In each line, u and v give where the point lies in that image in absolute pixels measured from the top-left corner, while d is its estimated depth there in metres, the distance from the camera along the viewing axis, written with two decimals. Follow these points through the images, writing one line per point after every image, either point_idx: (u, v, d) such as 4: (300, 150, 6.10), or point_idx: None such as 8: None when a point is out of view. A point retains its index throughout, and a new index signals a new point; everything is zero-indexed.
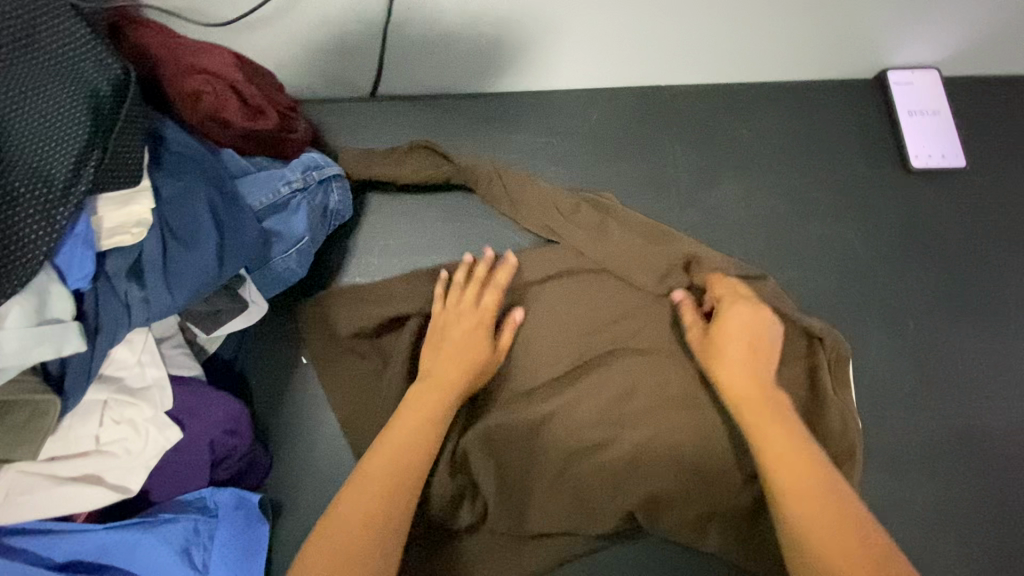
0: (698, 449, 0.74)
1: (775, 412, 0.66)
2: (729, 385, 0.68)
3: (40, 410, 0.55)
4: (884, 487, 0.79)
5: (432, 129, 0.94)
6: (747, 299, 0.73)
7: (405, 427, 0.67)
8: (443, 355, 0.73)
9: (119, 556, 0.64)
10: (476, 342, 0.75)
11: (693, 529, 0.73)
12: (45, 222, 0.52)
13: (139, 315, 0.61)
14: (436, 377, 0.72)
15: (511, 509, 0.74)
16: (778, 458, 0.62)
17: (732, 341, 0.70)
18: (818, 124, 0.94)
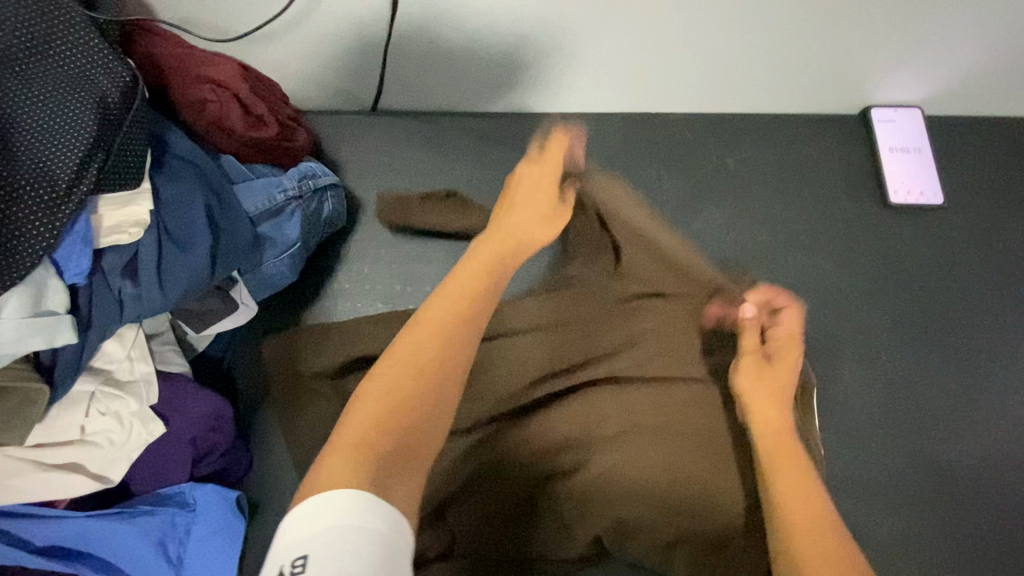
0: (670, 475, 0.74)
1: (800, 452, 0.69)
2: (763, 416, 0.72)
3: (28, 398, 0.57)
4: (850, 515, 0.80)
5: (428, 144, 0.98)
6: (792, 349, 0.77)
7: (458, 289, 0.63)
8: (517, 211, 0.74)
9: (97, 544, 0.66)
10: (536, 198, 0.77)
11: (661, 552, 0.74)
12: (47, 219, 0.55)
13: (130, 311, 0.64)
14: (499, 233, 0.72)
15: (483, 533, 0.76)
16: (792, 494, 0.65)
17: (774, 381, 0.74)
18: (802, 156, 0.97)
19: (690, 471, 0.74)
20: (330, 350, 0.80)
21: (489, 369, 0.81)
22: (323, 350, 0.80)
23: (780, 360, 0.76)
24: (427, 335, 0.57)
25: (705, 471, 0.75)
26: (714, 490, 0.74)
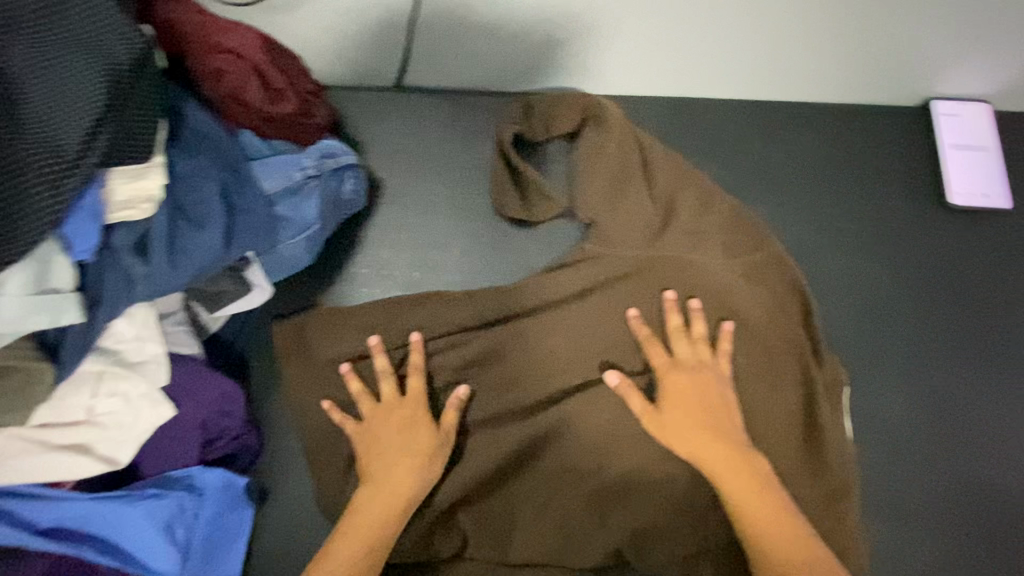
0: (690, 483, 0.71)
1: (752, 472, 0.67)
2: (702, 454, 0.68)
3: (32, 375, 0.54)
4: (886, 537, 0.76)
5: (453, 125, 0.93)
6: (686, 367, 0.73)
7: (358, 529, 0.67)
8: (382, 454, 0.71)
9: (103, 526, 0.64)
10: (414, 448, 0.71)
11: (682, 565, 0.71)
12: (53, 188, 0.51)
13: (141, 290, 0.61)
14: (377, 482, 0.70)
15: (494, 536, 0.73)
16: (743, 502, 0.66)
17: (682, 411, 0.70)
18: (853, 149, 0.90)
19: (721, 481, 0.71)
20: (349, 337, 0.76)
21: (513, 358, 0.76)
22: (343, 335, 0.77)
23: (673, 389, 0.71)
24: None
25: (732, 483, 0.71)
26: None
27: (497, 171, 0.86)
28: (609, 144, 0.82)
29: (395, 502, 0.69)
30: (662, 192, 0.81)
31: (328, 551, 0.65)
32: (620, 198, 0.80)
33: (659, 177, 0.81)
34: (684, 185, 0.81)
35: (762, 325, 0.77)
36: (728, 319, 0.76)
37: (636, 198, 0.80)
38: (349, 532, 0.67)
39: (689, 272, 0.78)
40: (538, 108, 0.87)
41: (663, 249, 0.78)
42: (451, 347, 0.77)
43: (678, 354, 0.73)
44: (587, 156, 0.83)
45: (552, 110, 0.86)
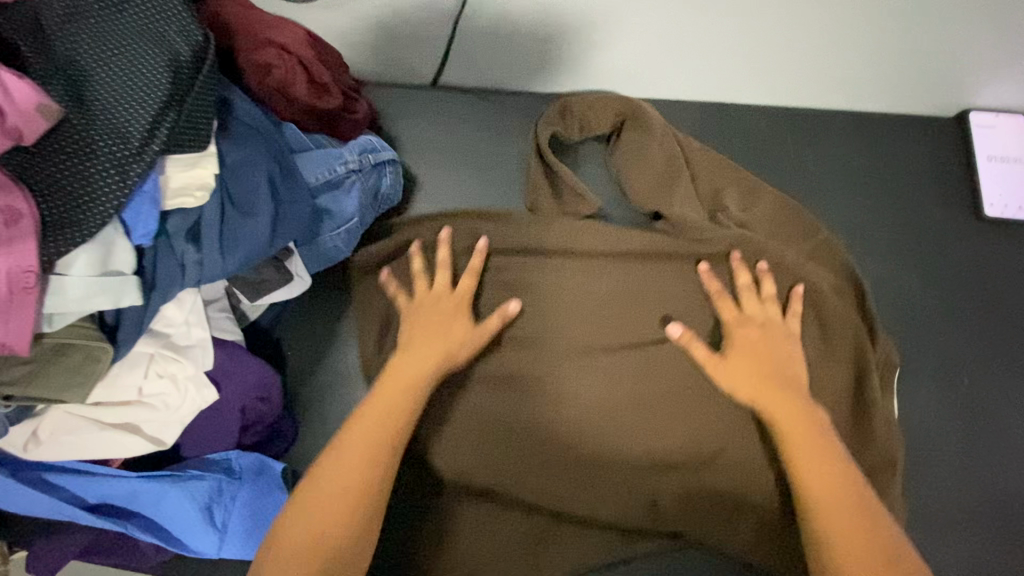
0: (743, 455, 0.74)
1: (812, 424, 0.67)
2: (761, 401, 0.69)
3: (92, 356, 0.55)
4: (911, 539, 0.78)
5: (487, 123, 0.94)
6: (756, 322, 0.74)
7: (370, 434, 0.64)
8: (420, 329, 0.74)
9: (147, 505, 0.65)
10: (450, 339, 0.74)
11: (723, 527, 0.76)
12: (119, 174, 0.53)
13: (192, 276, 0.63)
14: (414, 353, 0.72)
15: (546, 492, 0.77)
16: (798, 450, 0.65)
17: (745, 361, 0.71)
18: (887, 159, 0.90)
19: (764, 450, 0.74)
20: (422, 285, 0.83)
21: (577, 313, 0.78)
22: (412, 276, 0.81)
23: (739, 341, 0.73)
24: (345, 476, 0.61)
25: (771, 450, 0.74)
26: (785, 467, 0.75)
27: (532, 169, 0.85)
28: (650, 146, 0.84)
29: (418, 387, 0.69)
30: (707, 188, 0.85)
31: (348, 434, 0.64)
32: (670, 188, 0.83)
33: (703, 176, 0.85)
34: (727, 180, 0.85)
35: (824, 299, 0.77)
36: (800, 284, 0.77)
37: (685, 192, 0.83)
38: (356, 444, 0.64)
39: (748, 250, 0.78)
40: (575, 110, 0.86)
41: (714, 240, 0.78)
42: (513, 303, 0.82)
43: (749, 309, 0.75)
44: (628, 161, 0.85)
45: (588, 111, 0.87)
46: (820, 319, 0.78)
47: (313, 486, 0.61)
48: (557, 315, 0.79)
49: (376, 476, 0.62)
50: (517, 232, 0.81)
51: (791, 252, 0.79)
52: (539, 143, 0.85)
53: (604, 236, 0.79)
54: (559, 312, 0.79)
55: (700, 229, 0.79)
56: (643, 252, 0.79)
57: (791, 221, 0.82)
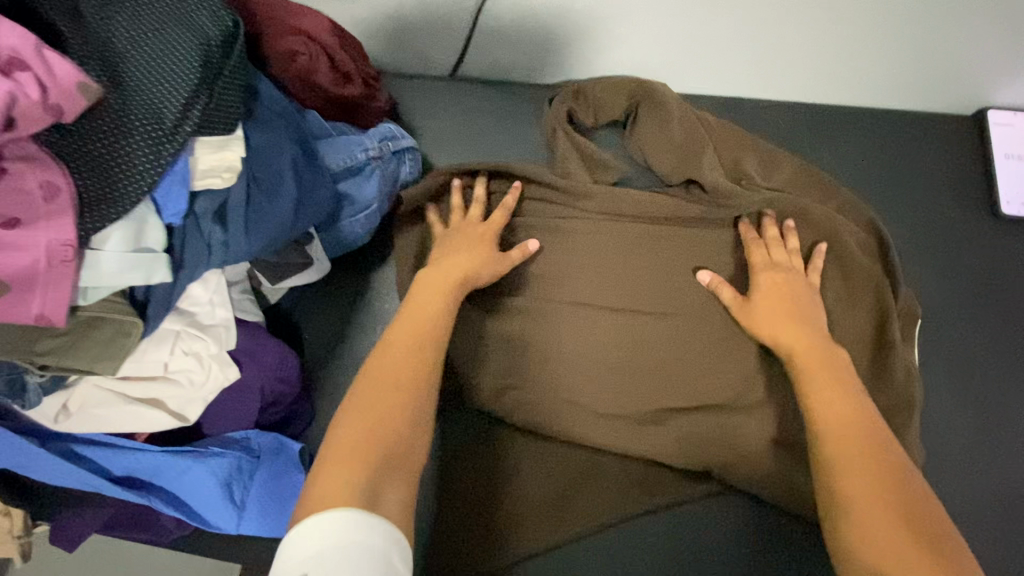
0: (768, 393, 0.74)
1: (835, 362, 0.66)
2: (785, 337, 0.69)
3: (124, 330, 0.56)
4: None
5: (503, 114, 0.95)
6: (784, 269, 0.75)
7: (412, 335, 0.63)
8: (453, 247, 0.76)
9: (170, 479, 0.66)
10: (480, 258, 0.75)
11: (756, 470, 0.73)
12: (154, 153, 0.55)
13: (217, 256, 0.64)
14: (445, 266, 0.72)
15: (572, 423, 0.76)
16: (821, 392, 0.63)
17: (773, 304, 0.72)
18: (906, 154, 0.89)
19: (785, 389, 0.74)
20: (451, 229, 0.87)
21: (602, 254, 0.82)
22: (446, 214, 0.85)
23: (765, 284, 0.74)
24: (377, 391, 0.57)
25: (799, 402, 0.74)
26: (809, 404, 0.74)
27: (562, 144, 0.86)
28: (672, 121, 0.85)
29: (451, 290, 0.69)
30: (728, 159, 0.85)
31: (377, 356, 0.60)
32: (694, 163, 0.83)
33: (722, 148, 0.86)
34: (744, 151, 0.86)
35: (840, 246, 0.79)
36: (823, 242, 0.79)
37: (711, 162, 0.83)
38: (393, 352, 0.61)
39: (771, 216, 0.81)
40: (590, 93, 0.88)
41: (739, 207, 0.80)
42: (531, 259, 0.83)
43: (776, 256, 0.76)
44: (650, 136, 0.86)
45: (602, 95, 0.88)
46: (845, 287, 0.78)
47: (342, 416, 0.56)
48: (581, 264, 0.81)
49: (410, 395, 0.58)
50: (553, 198, 0.85)
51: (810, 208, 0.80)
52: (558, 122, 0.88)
53: (633, 198, 0.83)
54: (588, 261, 0.81)
55: (721, 199, 0.81)
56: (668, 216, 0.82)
57: (814, 190, 0.84)
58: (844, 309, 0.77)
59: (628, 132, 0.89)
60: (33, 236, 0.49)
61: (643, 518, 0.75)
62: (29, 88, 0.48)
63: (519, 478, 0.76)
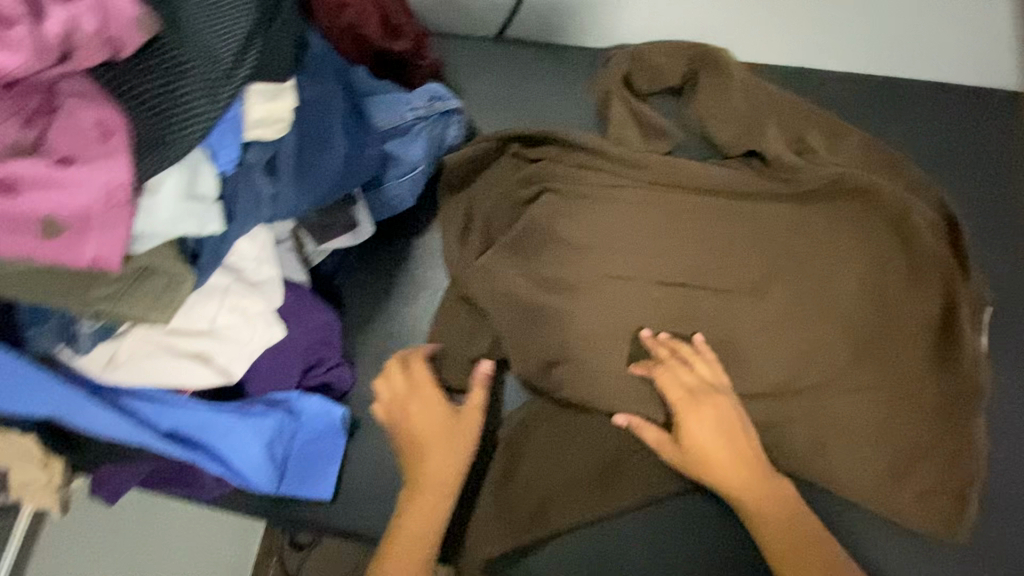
0: (828, 375, 0.72)
1: (781, 498, 0.66)
2: (728, 485, 0.67)
3: (175, 282, 0.54)
4: (1007, 535, 0.69)
5: (554, 73, 0.90)
6: (700, 396, 0.69)
7: (412, 541, 0.66)
8: (426, 445, 0.70)
9: (214, 437, 0.65)
10: (447, 437, 0.71)
11: (811, 452, 0.70)
12: (210, 98, 0.52)
13: (267, 210, 0.62)
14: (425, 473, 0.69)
15: (617, 400, 0.75)
16: (775, 534, 0.64)
17: (705, 452, 0.67)
18: (984, 127, 0.84)
19: (838, 373, 0.72)
20: (503, 195, 0.84)
21: (655, 230, 0.78)
22: (498, 188, 0.84)
23: (695, 426, 0.68)
24: (422, 516, 0.68)
25: (860, 385, 0.71)
26: (868, 389, 0.71)
27: (616, 108, 0.83)
28: (734, 86, 0.82)
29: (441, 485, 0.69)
30: (792, 132, 0.81)
31: (409, 504, 0.68)
32: (759, 132, 0.80)
33: (786, 119, 0.82)
34: (811, 124, 0.82)
35: (908, 225, 0.74)
36: (701, 333, 0.74)
37: (774, 133, 0.80)
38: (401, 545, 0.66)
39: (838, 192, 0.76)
40: (647, 56, 0.84)
41: (806, 181, 0.76)
42: (582, 225, 0.79)
43: (688, 381, 0.70)
44: (712, 103, 0.82)
45: (659, 58, 0.84)
46: (910, 274, 0.75)
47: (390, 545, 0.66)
48: (633, 237, 0.78)
49: (433, 535, 0.67)
50: (604, 169, 0.81)
51: (884, 187, 0.75)
52: (617, 84, 0.83)
53: (694, 171, 0.79)
54: (638, 237, 0.78)
55: (784, 172, 0.78)
56: (725, 190, 0.79)
57: (880, 168, 0.79)
58: (908, 296, 0.74)
59: (687, 99, 0.86)
60: (88, 176, 0.46)
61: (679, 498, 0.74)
62: (87, 19, 0.46)
63: (561, 451, 0.74)
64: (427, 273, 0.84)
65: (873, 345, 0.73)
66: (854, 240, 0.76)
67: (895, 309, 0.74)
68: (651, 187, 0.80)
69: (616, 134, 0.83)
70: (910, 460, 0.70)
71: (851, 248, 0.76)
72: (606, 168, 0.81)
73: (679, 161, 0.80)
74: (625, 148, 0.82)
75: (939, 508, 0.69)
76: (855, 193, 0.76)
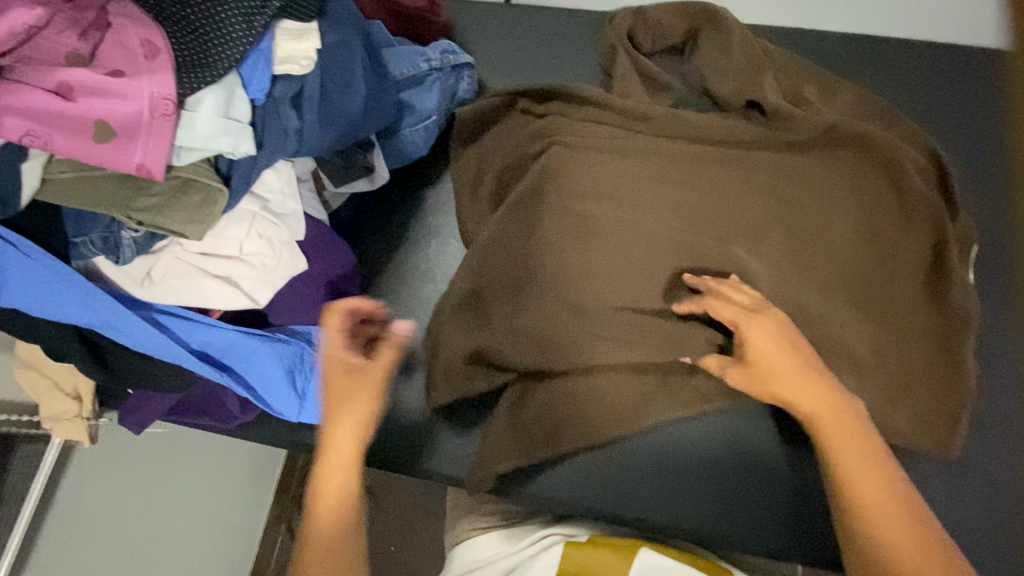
0: (826, 308, 0.75)
1: (844, 410, 0.66)
2: (795, 398, 0.66)
3: (210, 198, 0.58)
4: (990, 456, 0.73)
5: (561, 34, 0.95)
6: (757, 315, 0.69)
7: (328, 500, 0.66)
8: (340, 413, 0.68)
9: (239, 359, 0.69)
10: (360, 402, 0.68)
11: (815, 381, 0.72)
12: (247, 24, 0.56)
13: (293, 144, 0.65)
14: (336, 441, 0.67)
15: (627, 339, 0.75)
16: (849, 457, 0.63)
17: (773, 369, 0.67)
18: (976, 84, 0.87)
19: (834, 306, 0.75)
20: (512, 144, 0.86)
21: (659, 173, 0.81)
22: (508, 139, 0.87)
23: (759, 343, 0.68)
24: (336, 481, 0.67)
25: (854, 317, 0.75)
26: (857, 320, 0.75)
27: (621, 62, 0.87)
28: (735, 41, 0.86)
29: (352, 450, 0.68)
30: (788, 86, 0.85)
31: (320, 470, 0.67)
32: (757, 83, 0.84)
33: (782, 75, 0.86)
34: (806, 79, 0.86)
35: (902, 165, 0.78)
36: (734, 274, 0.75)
37: (771, 85, 0.84)
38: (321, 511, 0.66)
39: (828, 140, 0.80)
40: (651, 16, 0.89)
41: (800, 129, 0.80)
42: (588, 166, 0.82)
43: (740, 301, 0.70)
44: (714, 58, 0.86)
45: (663, 17, 0.89)
46: (904, 218, 0.78)
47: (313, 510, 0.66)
48: (637, 179, 0.81)
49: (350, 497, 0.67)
50: (608, 120, 0.85)
51: (874, 131, 0.79)
52: (621, 41, 0.88)
53: (699, 124, 0.83)
54: (642, 179, 0.81)
55: (779, 121, 0.81)
56: (726, 139, 0.82)
57: (870, 119, 0.83)
58: (901, 237, 0.77)
59: (688, 56, 0.90)
60: (138, 87, 0.51)
61: (673, 426, 0.77)
62: None
63: (571, 389, 0.75)
64: (439, 221, 0.88)
65: (868, 283, 0.76)
66: (851, 184, 0.79)
67: (890, 249, 0.77)
68: (654, 135, 0.84)
69: (622, 85, 0.86)
70: (902, 386, 0.74)
71: (846, 189, 0.79)
72: (610, 116, 0.84)
73: (685, 113, 0.83)
74: (630, 98, 0.86)
75: (931, 429, 0.72)
76: (850, 140, 0.79)
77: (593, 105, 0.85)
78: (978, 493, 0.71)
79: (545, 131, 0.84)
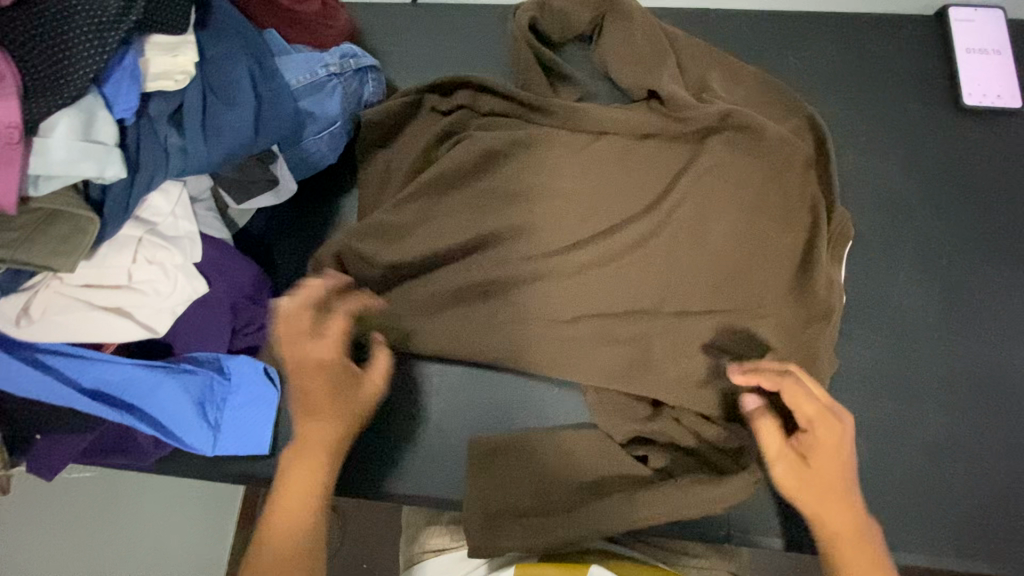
0: (738, 284, 0.74)
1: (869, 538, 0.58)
2: (827, 510, 0.58)
3: (79, 227, 0.56)
4: (900, 415, 0.74)
5: (468, 30, 0.93)
6: (845, 421, 0.60)
7: (291, 505, 0.59)
8: (310, 406, 0.62)
9: (139, 394, 0.65)
10: (344, 398, 0.64)
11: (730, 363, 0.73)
12: (98, 44, 0.52)
13: (175, 163, 0.63)
14: (307, 433, 0.62)
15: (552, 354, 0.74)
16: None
17: (827, 469, 0.59)
18: (876, 52, 0.89)
19: (748, 283, 0.75)
20: (421, 141, 0.84)
21: (568, 161, 0.79)
22: (418, 135, 0.84)
23: (825, 441, 0.60)
24: (306, 483, 0.60)
25: (769, 292, 0.75)
26: (772, 295, 0.75)
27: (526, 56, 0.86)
28: (637, 27, 0.86)
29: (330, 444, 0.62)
30: (693, 67, 0.85)
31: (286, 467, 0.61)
32: (660, 66, 0.83)
33: (687, 56, 0.86)
34: (712, 60, 0.86)
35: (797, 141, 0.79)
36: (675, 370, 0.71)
37: (672, 71, 0.83)
38: (279, 519, 0.59)
39: (732, 124, 0.78)
40: (555, 5, 0.88)
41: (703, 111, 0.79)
42: (496, 158, 0.80)
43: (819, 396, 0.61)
44: (617, 45, 0.86)
45: (567, 6, 0.88)
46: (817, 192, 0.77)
47: (270, 514, 0.60)
48: (545, 169, 0.79)
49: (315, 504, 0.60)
50: (515, 113, 0.83)
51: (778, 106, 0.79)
52: (524, 31, 0.86)
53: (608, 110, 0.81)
54: (550, 167, 0.79)
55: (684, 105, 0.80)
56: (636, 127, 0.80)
57: (773, 97, 0.84)
58: (812, 216, 0.77)
59: (594, 47, 0.89)
60: None
61: (563, 394, 0.78)
62: None
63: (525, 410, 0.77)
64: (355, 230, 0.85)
65: (784, 259, 0.75)
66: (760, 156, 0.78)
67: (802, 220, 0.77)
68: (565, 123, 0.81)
69: (528, 78, 0.86)
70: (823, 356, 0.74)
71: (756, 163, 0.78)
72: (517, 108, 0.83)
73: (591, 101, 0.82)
74: (536, 90, 0.85)
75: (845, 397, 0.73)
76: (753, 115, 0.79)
77: (499, 99, 0.83)
78: (891, 452, 0.73)
79: (450, 128, 0.83)
